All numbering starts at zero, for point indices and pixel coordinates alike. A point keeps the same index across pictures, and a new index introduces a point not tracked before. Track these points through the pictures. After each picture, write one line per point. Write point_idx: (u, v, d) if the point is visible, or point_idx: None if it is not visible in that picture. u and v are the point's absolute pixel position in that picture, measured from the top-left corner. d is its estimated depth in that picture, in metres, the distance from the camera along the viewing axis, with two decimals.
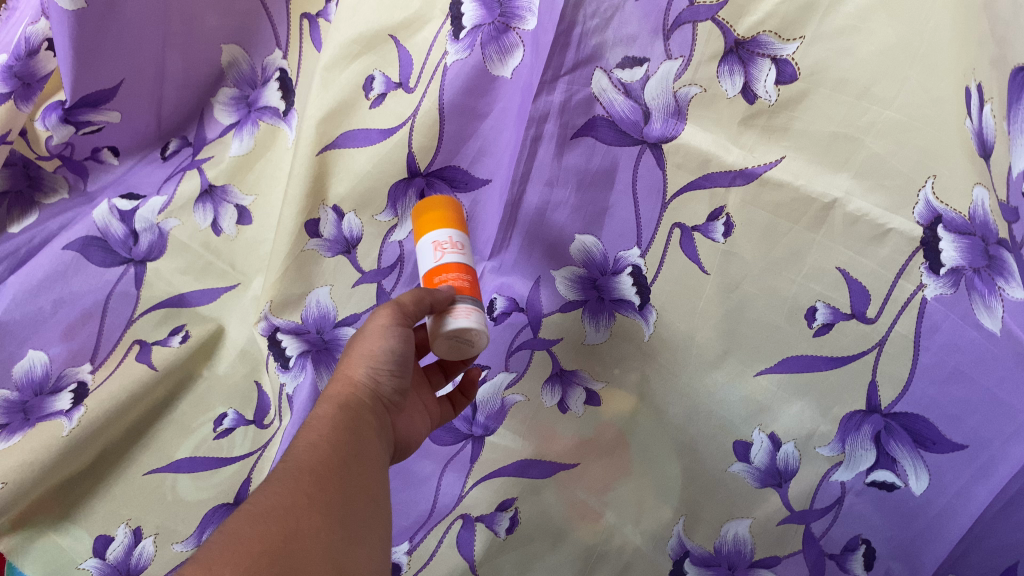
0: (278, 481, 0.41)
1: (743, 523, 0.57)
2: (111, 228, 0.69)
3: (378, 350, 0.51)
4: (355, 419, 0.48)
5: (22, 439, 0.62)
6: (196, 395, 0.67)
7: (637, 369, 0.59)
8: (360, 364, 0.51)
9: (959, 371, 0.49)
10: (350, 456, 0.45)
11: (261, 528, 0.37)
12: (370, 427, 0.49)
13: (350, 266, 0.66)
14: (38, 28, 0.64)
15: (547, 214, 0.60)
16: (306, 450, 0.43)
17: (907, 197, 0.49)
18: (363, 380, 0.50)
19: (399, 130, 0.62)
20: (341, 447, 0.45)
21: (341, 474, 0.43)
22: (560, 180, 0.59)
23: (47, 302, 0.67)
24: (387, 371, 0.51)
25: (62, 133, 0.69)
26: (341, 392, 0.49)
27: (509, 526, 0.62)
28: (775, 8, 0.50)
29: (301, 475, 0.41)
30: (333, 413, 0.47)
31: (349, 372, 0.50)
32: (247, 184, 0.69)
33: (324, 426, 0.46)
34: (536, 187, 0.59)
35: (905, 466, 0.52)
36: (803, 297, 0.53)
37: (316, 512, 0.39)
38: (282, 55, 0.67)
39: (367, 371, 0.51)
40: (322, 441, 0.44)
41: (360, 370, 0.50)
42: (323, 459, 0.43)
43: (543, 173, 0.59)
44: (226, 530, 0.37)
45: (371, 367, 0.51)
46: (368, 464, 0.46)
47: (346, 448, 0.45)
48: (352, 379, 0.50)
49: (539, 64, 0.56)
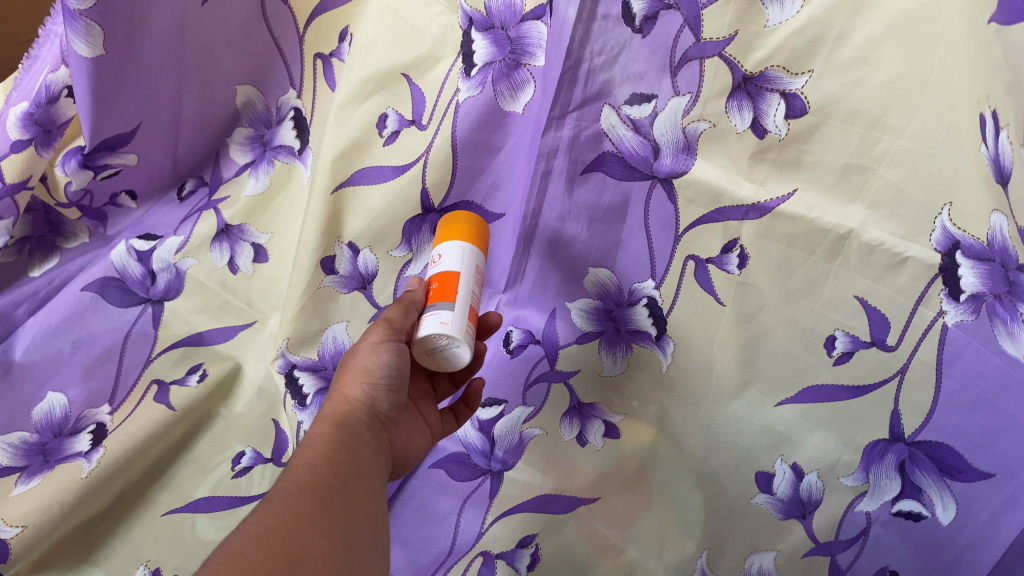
0: (280, 501, 0.42)
1: (768, 556, 0.56)
2: (128, 268, 0.70)
3: (372, 365, 0.52)
4: (352, 437, 0.49)
5: (41, 482, 0.62)
6: (214, 434, 0.67)
7: (656, 402, 0.59)
8: (357, 382, 0.52)
9: (984, 399, 0.48)
10: (348, 474, 0.46)
11: (267, 552, 0.38)
12: (367, 445, 0.50)
13: (366, 301, 0.66)
14: (58, 76, 0.63)
15: (560, 248, 0.61)
16: (305, 470, 0.44)
17: (924, 224, 0.48)
18: (359, 398, 0.52)
19: (413, 166, 0.63)
20: (339, 466, 0.46)
21: (340, 493, 0.44)
22: (572, 215, 0.59)
23: (66, 344, 0.67)
24: (384, 388, 0.53)
25: (81, 179, 0.68)
26: (337, 411, 0.51)
27: (530, 563, 0.61)
28: (782, 42, 0.50)
29: (302, 496, 0.42)
30: (329, 431, 0.49)
31: (344, 390, 0.52)
32: (264, 223, 0.70)
33: (321, 445, 0.47)
34: (548, 222, 0.60)
35: (931, 495, 0.51)
36: (821, 326, 0.52)
37: (320, 534, 0.41)
38: (296, 94, 0.68)
39: (362, 388, 0.52)
40: (319, 460, 0.46)
41: (356, 389, 0.52)
42: (323, 479, 0.44)
43: (556, 208, 0.60)
44: (231, 553, 0.38)
45: (367, 384, 0.52)
46: (367, 482, 0.48)
47: (343, 467, 0.47)
48: (348, 397, 0.52)
49: (548, 100, 0.57)
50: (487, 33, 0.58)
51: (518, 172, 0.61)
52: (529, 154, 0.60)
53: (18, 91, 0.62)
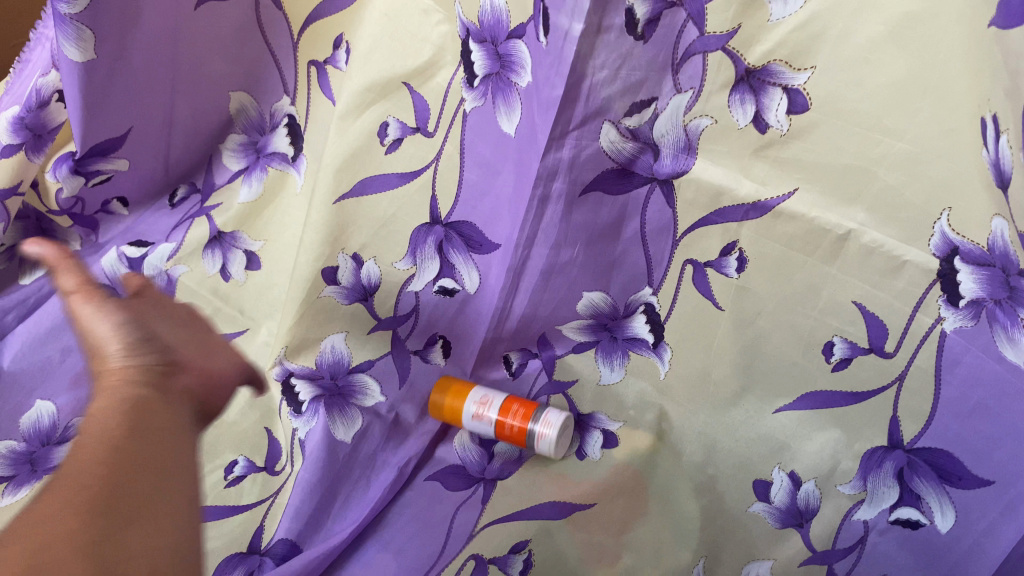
0: (48, 509, 0.34)
1: (765, 564, 0.56)
2: (119, 275, 0.70)
3: (107, 332, 0.44)
4: (133, 398, 0.41)
5: (28, 494, 0.61)
6: (207, 442, 0.66)
7: (653, 408, 0.61)
8: (110, 350, 0.44)
9: (984, 405, 0.48)
10: (127, 438, 0.38)
11: None
12: (147, 401, 0.42)
13: (366, 313, 0.67)
14: (49, 79, 0.61)
15: (554, 274, 0.61)
16: (65, 467, 0.36)
17: (922, 230, 0.48)
18: (117, 363, 0.44)
19: (422, 172, 0.64)
20: (115, 434, 0.38)
21: (107, 475, 0.36)
22: (568, 241, 0.60)
23: (56, 351, 0.66)
24: (142, 344, 0.45)
25: (72, 186, 0.67)
26: (105, 385, 0.42)
27: (522, 569, 0.59)
28: (785, 37, 0.50)
29: (60, 495, 0.34)
30: (106, 405, 0.40)
31: (101, 365, 0.43)
32: (257, 230, 0.69)
33: (93, 422, 0.39)
34: (542, 250, 0.60)
35: (929, 502, 0.50)
36: (820, 331, 0.53)
37: (66, 539, 0.33)
38: (290, 101, 0.68)
39: (116, 350, 0.44)
40: (83, 444, 0.38)
41: (110, 355, 0.44)
42: (83, 465, 0.36)
43: (551, 235, 0.60)
44: None
45: (119, 346, 0.44)
46: (157, 436, 0.40)
47: (121, 436, 0.38)
48: (109, 368, 0.43)
49: (547, 120, 0.56)
50: (481, 46, 0.58)
51: (514, 195, 0.61)
52: (515, 169, 0.60)
53: (10, 95, 0.61)
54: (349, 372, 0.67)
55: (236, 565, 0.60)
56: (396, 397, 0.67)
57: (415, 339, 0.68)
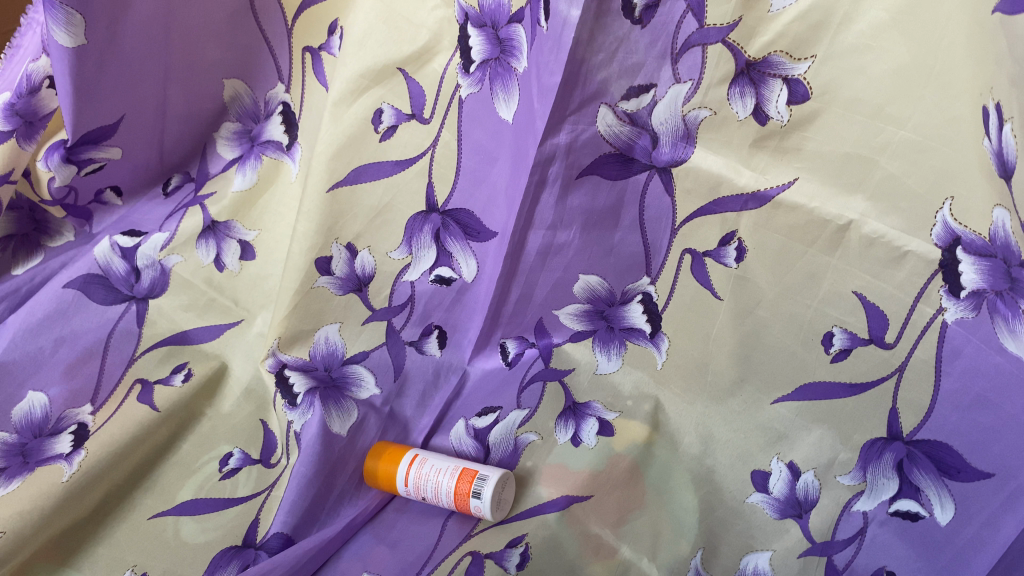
0: None
1: (764, 555, 0.54)
2: (112, 265, 0.67)
3: None
4: None
5: (21, 485, 0.60)
6: (201, 435, 0.66)
7: (649, 399, 0.60)
8: None
9: (984, 398, 0.47)
10: None
11: None
12: None
13: (360, 303, 0.66)
14: (39, 65, 0.61)
15: (551, 256, 0.60)
16: None
17: (925, 219, 0.48)
18: None
19: (418, 160, 0.63)
20: None
21: None
22: (564, 223, 0.59)
23: (48, 342, 0.65)
24: None
25: (64, 174, 0.65)
26: None
27: (519, 562, 0.57)
28: (786, 28, 0.50)
29: None
30: None
31: None
32: (251, 219, 0.69)
33: None
34: (538, 232, 0.60)
35: (929, 495, 0.49)
36: (820, 322, 0.52)
37: None
38: (285, 88, 0.67)
39: None
40: None
41: None
42: None
43: (547, 218, 0.59)
44: None
45: None
46: None
47: None
48: None
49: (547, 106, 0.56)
50: (480, 31, 0.59)
51: (511, 181, 0.60)
52: (512, 154, 0.60)
53: (1, 81, 0.61)
54: (343, 363, 0.66)
55: (230, 560, 0.60)
56: (391, 389, 0.67)
57: (410, 329, 0.67)
